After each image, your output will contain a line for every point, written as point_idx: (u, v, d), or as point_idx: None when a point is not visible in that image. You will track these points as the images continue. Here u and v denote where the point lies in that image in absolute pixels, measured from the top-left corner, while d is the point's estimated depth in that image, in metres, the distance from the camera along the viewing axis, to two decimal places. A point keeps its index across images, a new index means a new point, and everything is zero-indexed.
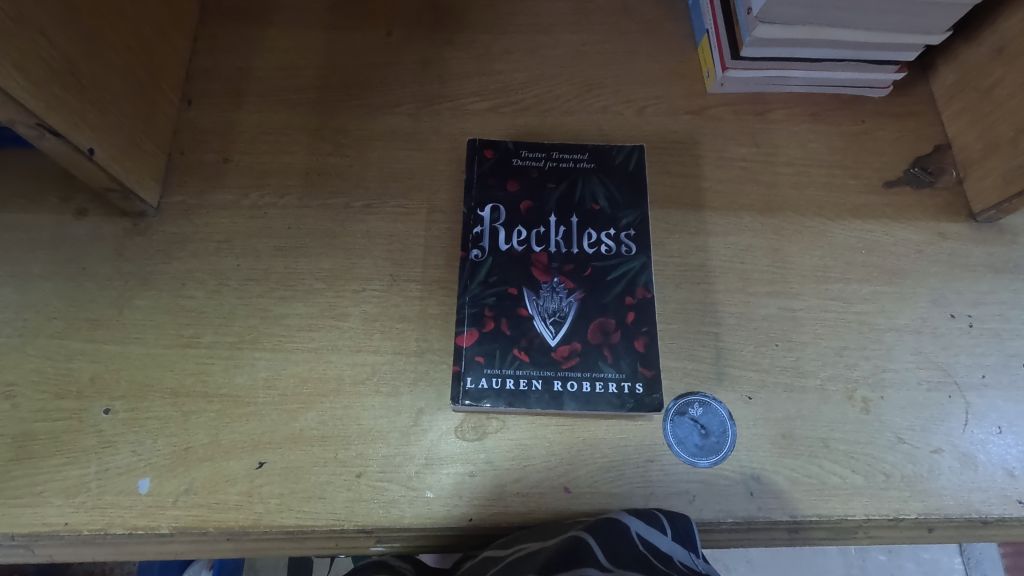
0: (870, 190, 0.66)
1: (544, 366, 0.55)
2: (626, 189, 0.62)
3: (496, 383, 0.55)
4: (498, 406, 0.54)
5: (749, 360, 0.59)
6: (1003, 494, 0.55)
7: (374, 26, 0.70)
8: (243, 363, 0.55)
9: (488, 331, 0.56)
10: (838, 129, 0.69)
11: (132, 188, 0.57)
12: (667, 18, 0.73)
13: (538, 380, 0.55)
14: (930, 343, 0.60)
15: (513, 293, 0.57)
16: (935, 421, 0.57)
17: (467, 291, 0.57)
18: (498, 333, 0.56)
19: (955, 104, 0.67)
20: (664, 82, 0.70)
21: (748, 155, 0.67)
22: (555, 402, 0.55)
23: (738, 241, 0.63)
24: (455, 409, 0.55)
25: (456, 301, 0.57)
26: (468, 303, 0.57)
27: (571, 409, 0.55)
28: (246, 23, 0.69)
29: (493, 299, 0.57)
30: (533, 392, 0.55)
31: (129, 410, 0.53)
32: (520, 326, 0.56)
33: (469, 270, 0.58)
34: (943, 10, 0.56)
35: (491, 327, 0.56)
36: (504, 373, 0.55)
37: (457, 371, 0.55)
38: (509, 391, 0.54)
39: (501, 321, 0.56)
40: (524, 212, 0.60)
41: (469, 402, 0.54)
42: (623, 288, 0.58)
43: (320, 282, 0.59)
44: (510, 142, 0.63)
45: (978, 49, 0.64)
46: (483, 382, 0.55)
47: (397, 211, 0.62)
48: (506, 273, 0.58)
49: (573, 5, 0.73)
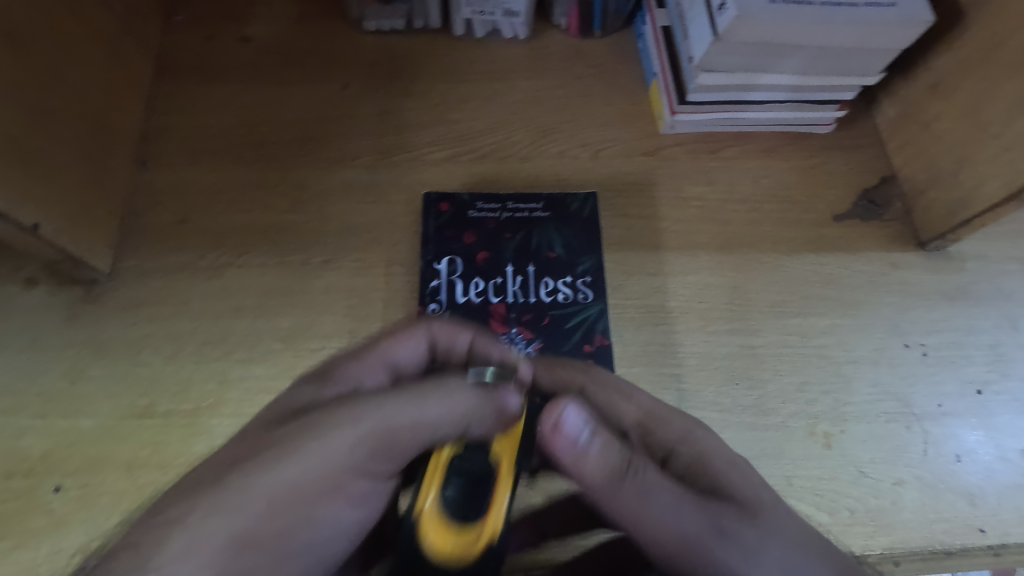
0: (822, 224, 0.68)
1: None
2: (583, 236, 0.64)
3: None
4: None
5: (711, 400, 0.59)
6: (966, 524, 0.56)
7: (331, 80, 0.71)
8: (201, 431, 0.55)
9: None
10: (789, 164, 0.70)
11: (82, 257, 0.56)
12: (620, 60, 0.74)
13: None
14: (887, 373, 0.61)
15: None
16: (896, 453, 0.58)
17: None
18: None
19: (899, 136, 0.69)
20: (618, 125, 0.71)
21: (703, 194, 0.68)
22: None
23: (696, 280, 0.64)
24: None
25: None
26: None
27: None
28: (201, 81, 0.70)
29: None
30: None
31: (82, 487, 0.52)
32: None
33: None
34: (875, 54, 0.59)
35: None
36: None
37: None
38: None
39: None
40: (482, 263, 0.62)
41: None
42: (582, 336, 0.60)
43: (278, 342, 0.58)
44: (466, 193, 0.65)
45: (915, 85, 0.66)
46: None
47: (356, 265, 0.62)
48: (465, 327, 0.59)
49: (527, 51, 0.74)
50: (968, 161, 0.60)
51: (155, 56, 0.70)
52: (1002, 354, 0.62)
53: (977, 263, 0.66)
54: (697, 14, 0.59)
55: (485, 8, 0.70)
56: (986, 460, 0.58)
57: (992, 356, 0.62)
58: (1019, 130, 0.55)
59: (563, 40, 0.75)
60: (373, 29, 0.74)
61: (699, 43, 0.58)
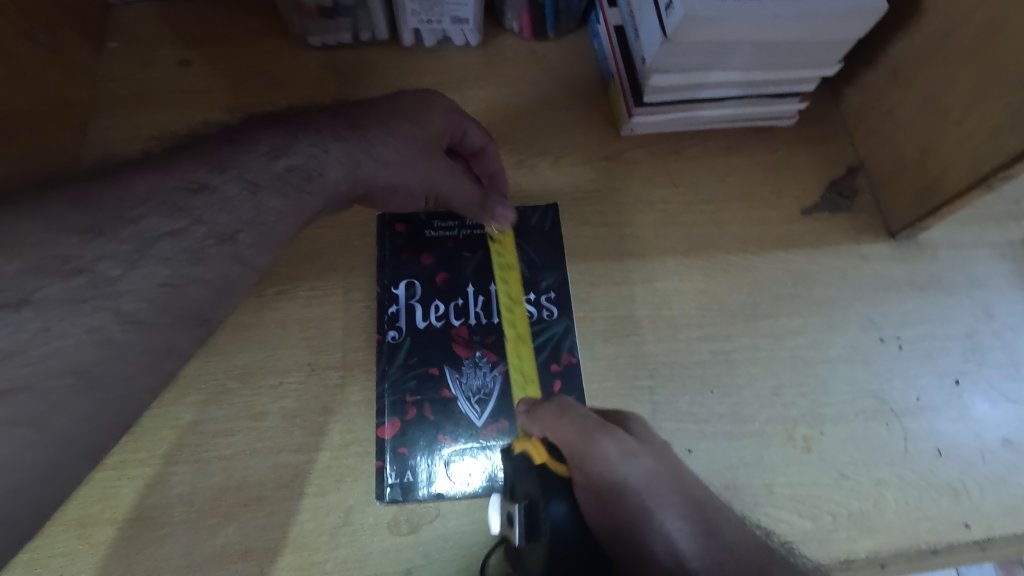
0: (790, 220, 0.66)
1: (473, 445, 0.55)
2: (544, 251, 0.63)
3: (422, 473, 0.54)
4: (427, 495, 0.53)
5: (685, 411, 0.58)
6: (950, 520, 0.55)
7: (277, 100, 0.68)
8: (156, 481, 0.53)
9: (410, 419, 0.56)
10: (752, 160, 0.69)
11: None
12: (576, 63, 0.72)
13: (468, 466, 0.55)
14: (863, 370, 0.60)
15: (435, 373, 0.57)
16: (875, 453, 0.57)
17: (386, 376, 0.57)
18: (421, 419, 0.56)
19: (862, 125, 0.68)
20: (576, 130, 0.69)
21: (667, 196, 0.66)
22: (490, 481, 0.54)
23: (665, 287, 0.62)
24: (381, 507, 0.53)
25: (376, 389, 0.56)
26: (388, 391, 0.56)
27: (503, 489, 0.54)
28: (139, 111, 0.67)
29: (414, 382, 0.57)
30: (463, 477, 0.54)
31: (31, 550, 0.50)
32: (445, 409, 0.56)
33: (387, 353, 0.58)
34: (830, 46, 0.57)
35: (413, 414, 0.56)
36: (429, 459, 0.55)
37: (382, 467, 0.54)
38: (438, 479, 0.54)
39: (425, 406, 0.56)
40: (442, 285, 0.61)
41: (397, 497, 0.53)
42: (548, 356, 0.59)
43: (232, 381, 0.56)
44: (421, 212, 0.64)
45: (876, 73, 0.65)
46: (411, 472, 0.54)
47: (311, 294, 0.60)
48: (426, 353, 0.58)
49: (480, 58, 0.72)
50: (932, 149, 0.59)
51: (89, 87, 0.67)
52: (977, 343, 0.61)
53: (948, 250, 0.65)
54: (647, 14, 0.57)
55: (432, 17, 0.67)
56: (967, 453, 0.57)
57: (967, 345, 0.61)
58: (980, 116, 0.54)
59: (516, 45, 0.73)
60: (318, 44, 0.71)
61: (650, 44, 0.56)
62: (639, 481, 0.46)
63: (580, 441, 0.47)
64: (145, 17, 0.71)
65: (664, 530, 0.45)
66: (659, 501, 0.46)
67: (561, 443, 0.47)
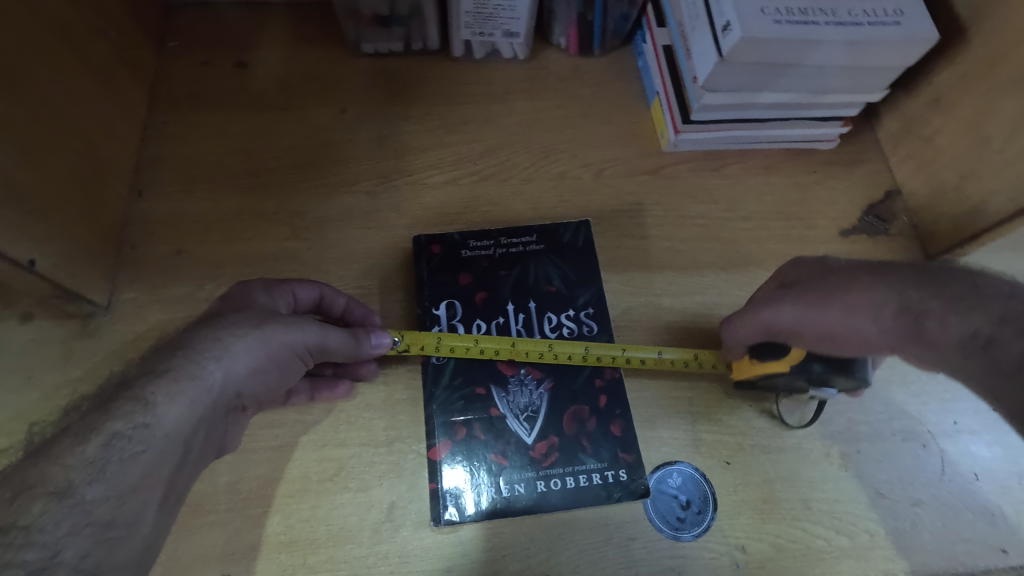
0: (827, 239, 0.67)
1: (527, 471, 0.55)
2: (579, 268, 0.64)
3: (475, 493, 0.54)
4: (481, 514, 0.53)
5: (724, 424, 0.58)
6: (986, 544, 0.55)
7: (329, 103, 0.70)
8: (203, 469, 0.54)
9: (460, 439, 0.56)
10: (791, 180, 0.70)
11: (79, 292, 0.56)
12: (620, 79, 0.74)
13: (520, 483, 0.55)
14: (901, 391, 0.61)
15: (481, 392, 0.57)
16: (913, 472, 0.58)
17: (433, 398, 0.57)
18: (471, 439, 0.56)
19: (900, 150, 0.69)
20: (619, 144, 0.70)
21: (707, 212, 0.68)
22: (543, 504, 0.54)
23: (704, 300, 0.63)
24: (437, 528, 0.53)
25: (423, 410, 0.57)
26: (437, 412, 0.56)
27: (553, 506, 0.54)
28: (198, 109, 0.69)
29: (461, 402, 0.57)
30: (516, 496, 0.54)
31: None
32: (493, 429, 0.56)
33: (432, 375, 0.58)
34: (878, 73, 0.59)
35: (463, 434, 0.56)
36: (482, 480, 0.55)
37: (435, 488, 0.54)
38: (493, 498, 0.54)
39: (474, 425, 0.56)
40: (481, 305, 0.61)
41: (452, 517, 0.53)
42: (592, 371, 0.59)
43: None
44: (456, 233, 0.64)
45: (915, 99, 0.66)
46: (463, 492, 0.54)
47: (356, 293, 0.62)
48: (471, 373, 0.58)
49: (526, 71, 0.74)
50: (972, 176, 0.60)
51: (150, 83, 0.69)
52: None
53: None
54: (700, 34, 0.58)
55: (484, 30, 0.69)
56: (1003, 477, 0.58)
57: None
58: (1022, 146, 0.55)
59: (562, 60, 0.75)
60: (370, 51, 0.73)
61: (703, 64, 0.58)
62: (792, 319, 0.52)
63: (756, 329, 0.55)
64: (205, 20, 0.73)
65: (844, 304, 0.48)
66: (793, 315, 0.52)
67: (748, 331, 0.56)
